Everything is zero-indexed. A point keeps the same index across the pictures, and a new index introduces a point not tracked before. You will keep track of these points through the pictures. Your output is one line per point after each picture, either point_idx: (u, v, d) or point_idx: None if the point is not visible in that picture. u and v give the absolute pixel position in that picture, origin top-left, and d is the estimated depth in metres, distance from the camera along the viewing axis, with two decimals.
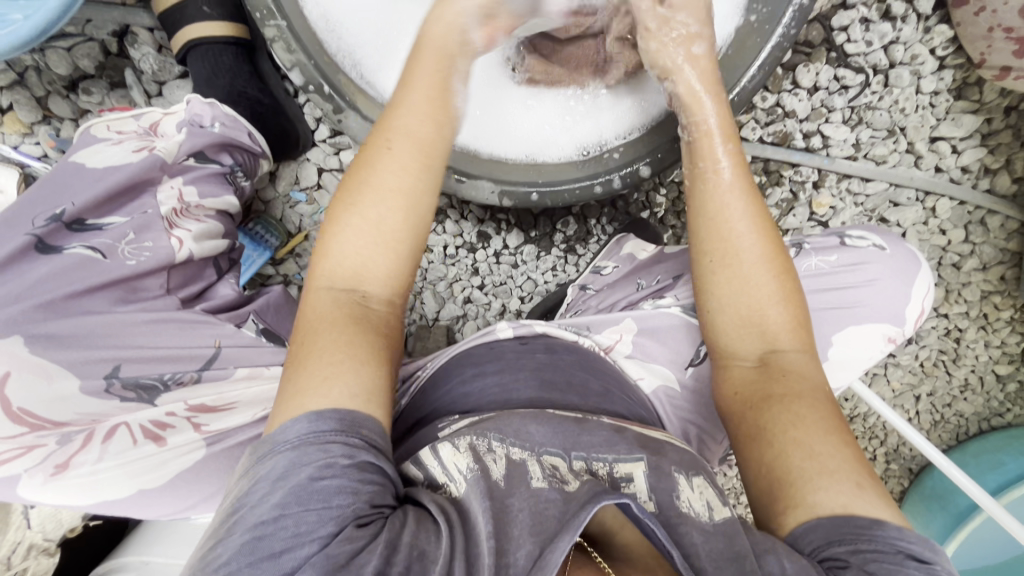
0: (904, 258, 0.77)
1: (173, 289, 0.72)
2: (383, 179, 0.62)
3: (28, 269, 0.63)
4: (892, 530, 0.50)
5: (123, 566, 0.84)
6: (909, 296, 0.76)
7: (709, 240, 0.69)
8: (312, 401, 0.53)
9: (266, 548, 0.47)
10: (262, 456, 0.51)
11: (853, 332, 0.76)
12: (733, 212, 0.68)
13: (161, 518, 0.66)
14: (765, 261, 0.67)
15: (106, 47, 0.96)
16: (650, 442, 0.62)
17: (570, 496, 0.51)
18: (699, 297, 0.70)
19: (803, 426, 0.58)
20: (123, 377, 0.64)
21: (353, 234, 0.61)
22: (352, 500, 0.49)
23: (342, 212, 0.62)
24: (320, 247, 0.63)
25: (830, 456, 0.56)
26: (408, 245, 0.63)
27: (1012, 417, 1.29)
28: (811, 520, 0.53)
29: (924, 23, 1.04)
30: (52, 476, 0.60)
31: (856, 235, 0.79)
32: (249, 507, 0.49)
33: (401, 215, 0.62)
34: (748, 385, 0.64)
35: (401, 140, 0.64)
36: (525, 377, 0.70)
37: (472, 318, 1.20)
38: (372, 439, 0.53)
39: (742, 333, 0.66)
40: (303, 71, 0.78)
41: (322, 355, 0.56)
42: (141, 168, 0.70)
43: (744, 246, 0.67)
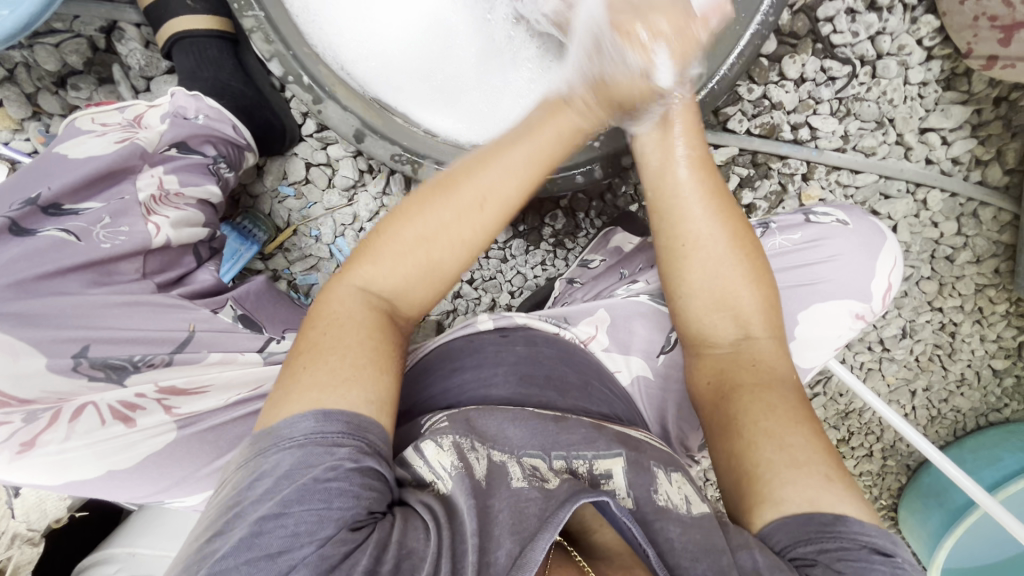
0: (868, 232, 0.77)
1: (150, 274, 0.73)
2: (456, 230, 0.60)
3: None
4: (854, 525, 0.50)
5: (111, 558, 0.85)
6: (874, 270, 0.75)
7: (672, 230, 0.67)
8: (328, 399, 0.52)
9: (264, 547, 0.46)
10: (263, 450, 0.51)
11: (820, 309, 0.75)
12: (686, 201, 0.66)
13: (136, 500, 0.66)
14: (733, 249, 0.65)
15: (94, 44, 0.97)
16: (629, 439, 0.62)
17: (551, 493, 0.52)
18: (671, 287, 0.68)
19: (774, 416, 0.57)
20: (92, 357, 0.63)
21: (408, 256, 0.60)
22: (354, 504, 0.49)
23: (406, 237, 0.60)
24: (370, 246, 0.61)
25: (800, 447, 0.55)
26: (449, 284, 0.64)
27: (1009, 413, 1.29)
28: (777, 519, 0.52)
29: (910, 13, 1.04)
30: (18, 454, 0.59)
31: (821, 213, 0.80)
32: (250, 502, 0.48)
33: (458, 264, 0.62)
34: (719, 374, 0.64)
35: (489, 201, 0.61)
36: (503, 371, 0.69)
37: (461, 313, 1.21)
38: (379, 445, 0.52)
39: (714, 317, 0.66)
40: (282, 62, 0.79)
41: (345, 356, 0.55)
42: (118, 156, 0.71)
43: (705, 232, 0.65)
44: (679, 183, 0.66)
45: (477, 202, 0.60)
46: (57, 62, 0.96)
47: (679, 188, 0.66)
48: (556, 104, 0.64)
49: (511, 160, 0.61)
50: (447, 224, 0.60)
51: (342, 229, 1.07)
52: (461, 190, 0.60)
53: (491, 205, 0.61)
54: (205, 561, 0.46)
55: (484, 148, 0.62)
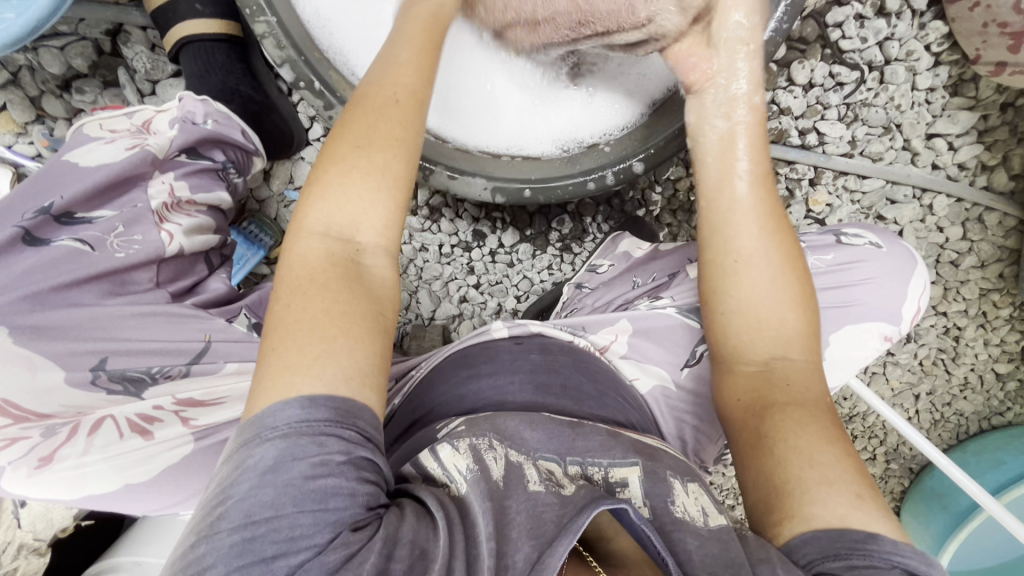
0: (901, 257, 0.77)
1: (162, 283, 0.72)
2: (376, 127, 0.59)
3: (16, 260, 0.62)
4: (887, 544, 0.49)
5: (115, 567, 0.83)
6: (906, 294, 0.75)
7: (723, 246, 0.68)
8: (305, 384, 0.50)
9: (258, 551, 0.44)
10: (246, 442, 0.48)
11: (852, 330, 0.75)
12: (742, 216, 0.67)
13: (149, 514, 0.66)
14: (783, 266, 0.65)
15: (99, 46, 0.96)
16: (646, 448, 0.62)
17: (568, 498, 0.51)
18: (712, 296, 0.68)
19: (808, 435, 0.57)
20: (110, 369, 0.63)
21: (346, 188, 0.57)
22: (350, 501, 0.48)
23: (334, 159, 0.58)
24: (308, 198, 0.58)
25: (831, 466, 0.54)
26: (403, 197, 0.60)
27: (1012, 416, 1.29)
28: (806, 532, 0.52)
29: (919, 19, 1.04)
30: (37, 469, 0.60)
31: (852, 234, 0.80)
32: (232, 501, 0.46)
33: (400, 164, 0.59)
34: (750, 390, 0.63)
35: (395, 89, 0.61)
36: (519, 381, 0.69)
37: (467, 318, 1.19)
38: (367, 432, 0.50)
39: (753, 337, 0.65)
40: (293, 68, 0.78)
41: (313, 328, 0.52)
42: (129, 164, 0.70)
43: (755, 251, 0.66)
44: (737, 200, 0.68)
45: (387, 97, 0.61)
46: (61, 65, 0.95)
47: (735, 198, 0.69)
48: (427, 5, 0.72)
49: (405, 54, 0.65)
50: (365, 126, 0.59)
51: None
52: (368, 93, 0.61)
53: (400, 94, 0.62)
54: (189, 568, 0.44)
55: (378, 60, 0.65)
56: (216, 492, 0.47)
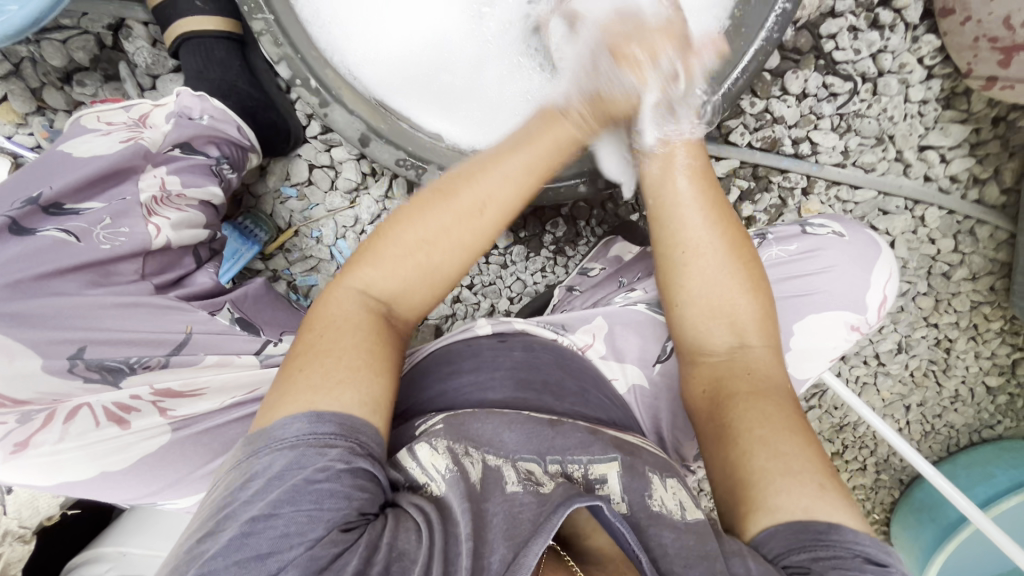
0: (863, 244, 0.77)
1: (149, 275, 0.72)
2: (458, 231, 0.63)
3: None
4: (848, 534, 0.49)
5: (99, 557, 0.84)
6: (869, 282, 0.75)
7: (673, 237, 0.68)
8: (321, 401, 0.52)
9: (254, 547, 0.46)
10: (255, 450, 0.51)
11: (814, 320, 0.76)
12: (686, 209, 0.68)
13: (127, 502, 0.65)
14: (729, 253, 0.67)
15: (100, 40, 0.96)
16: (625, 444, 0.63)
17: (545, 497, 0.52)
18: (668, 294, 0.69)
19: (769, 424, 0.57)
20: (87, 358, 0.63)
21: (406, 263, 0.62)
22: (344, 504, 0.49)
23: (404, 235, 0.62)
24: (370, 252, 0.62)
25: (801, 459, 0.54)
26: (446, 286, 0.65)
27: (1003, 429, 1.30)
28: (772, 526, 0.51)
29: (912, 32, 1.05)
30: (11, 454, 0.59)
31: (818, 224, 0.81)
32: (240, 505, 0.48)
33: (457, 265, 0.64)
34: (713, 381, 0.64)
35: (490, 202, 0.64)
36: (501, 374, 0.69)
37: (460, 317, 1.22)
38: (370, 446, 0.52)
39: (710, 326, 0.66)
40: (290, 65, 0.77)
41: (339, 359, 0.56)
42: (122, 156, 0.71)
43: (702, 239, 0.67)
44: (680, 195, 0.68)
45: (477, 206, 0.63)
46: (63, 58, 0.96)
47: (687, 208, 0.68)
48: (552, 114, 0.70)
49: (507, 166, 0.65)
50: (447, 226, 0.62)
51: (343, 231, 1.08)
52: (462, 191, 0.63)
53: (488, 209, 0.64)
54: (194, 562, 0.46)
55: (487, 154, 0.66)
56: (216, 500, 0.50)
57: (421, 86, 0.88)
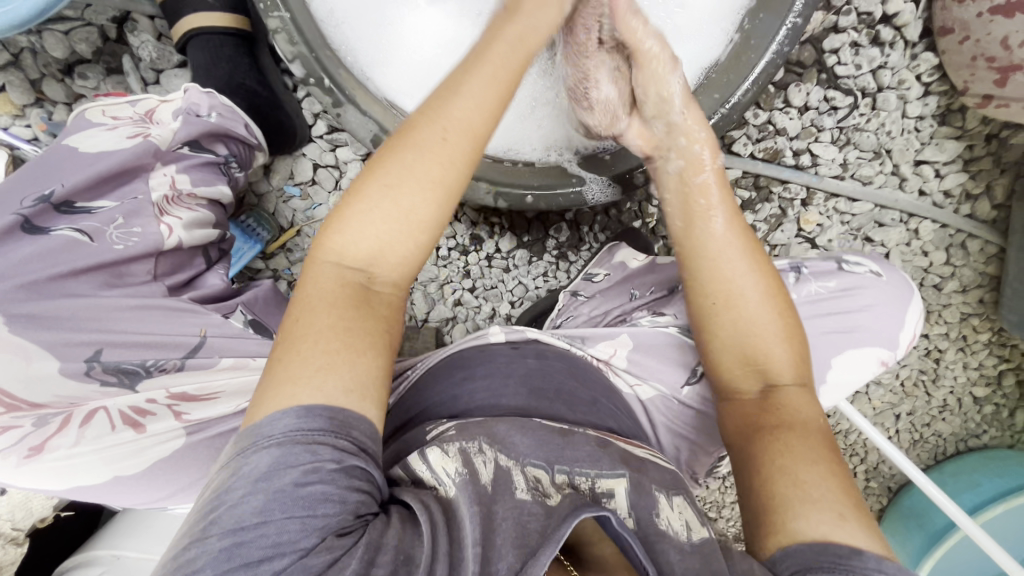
0: (898, 285, 0.79)
1: (161, 276, 0.71)
2: (422, 168, 0.57)
3: (14, 249, 0.62)
4: (871, 562, 0.49)
5: (93, 560, 0.82)
6: (903, 321, 0.77)
7: (708, 283, 0.67)
8: (303, 394, 0.50)
9: (245, 556, 0.44)
10: (243, 449, 0.49)
11: (851, 355, 0.77)
12: (728, 257, 0.67)
13: (137, 506, 0.65)
14: (767, 298, 0.66)
15: (105, 33, 0.95)
16: (632, 459, 0.62)
17: (552, 509, 0.51)
18: (701, 336, 0.69)
19: (791, 455, 0.58)
20: (105, 360, 0.63)
21: (375, 217, 0.56)
22: (339, 509, 0.48)
23: (367, 187, 0.57)
24: (337, 217, 0.58)
25: (831, 492, 0.54)
26: (429, 235, 0.59)
27: (988, 439, 1.33)
28: (789, 547, 0.52)
29: (911, 50, 1.08)
30: (26, 458, 0.59)
31: (853, 261, 0.81)
32: (226, 505, 0.46)
33: (434, 208, 0.58)
34: (747, 417, 0.64)
35: (452, 131, 0.58)
36: (514, 385, 0.69)
37: (461, 321, 1.21)
38: (363, 442, 0.51)
39: (742, 368, 0.66)
40: (304, 64, 0.76)
41: (318, 342, 0.53)
42: (131, 155, 0.69)
43: (738, 288, 0.66)
44: (716, 237, 0.68)
45: (440, 136, 0.58)
46: (65, 50, 0.94)
47: (718, 247, 0.67)
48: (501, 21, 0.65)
49: (472, 90, 0.60)
50: (410, 163, 0.57)
51: None
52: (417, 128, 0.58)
53: (454, 134, 0.58)
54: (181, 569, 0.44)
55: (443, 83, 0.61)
56: (207, 501, 0.48)
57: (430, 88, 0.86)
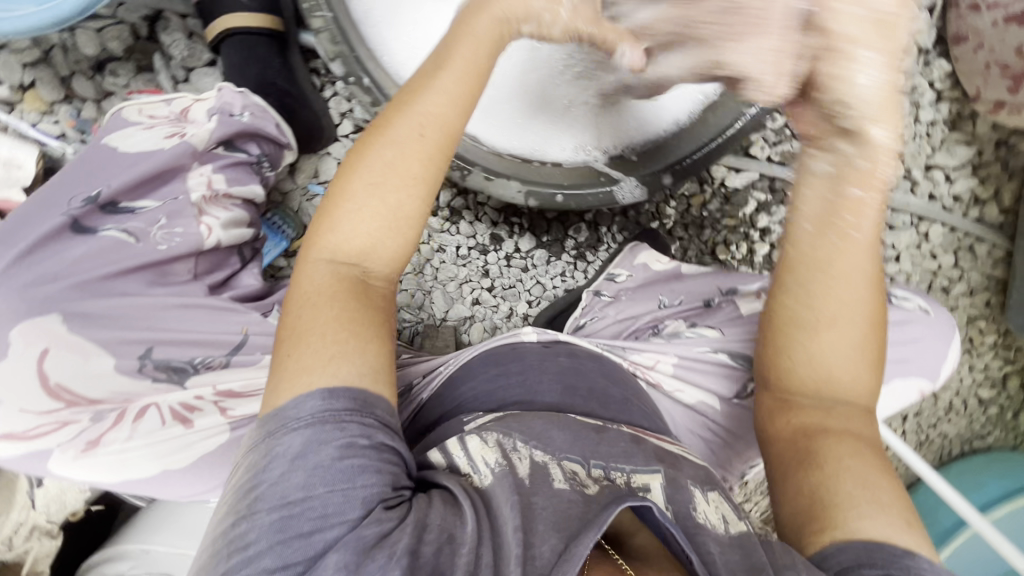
0: (944, 323, 0.81)
1: (201, 275, 0.73)
2: (401, 165, 0.57)
3: (68, 250, 0.64)
4: (924, 563, 0.51)
5: (122, 554, 0.82)
6: (946, 355, 0.80)
7: (814, 300, 0.61)
8: (319, 380, 0.51)
9: (296, 528, 0.45)
10: (272, 432, 0.49)
11: (899, 385, 0.79)
12: (855, 279, 0.60)
13: (183, 500, 0.65)
14: (867, 317, 0.62)
15: (135, 31, 0.96)
16: (666, 454, 0.59)
17: (591, 497, 0.50)
18: (783, 344, 0.65)
19: (857, 459, 0.58)
20: (155, 359, 0.65)
21: (360, 215, 0.57)
22: (377, 479, 0.48)
23: (350, 186, 0.57)
24: (323, 215, 0.58)
25: (884, 492, 0.56)
26: (417, 229, 0.60)
27: (993, 440, 1.35)
28: (842, 542, 0.53)
29: (925, 57, 1.11)
30: (83, 451, 0.60)
31: (902, 295, 0.82)
32: (266, 485, 0.47)
33: (417, 203, 0.58)
34: (805, 420, 0.63)
35: (428, 126, 0.58)
36: (547, 381, 0.70)
37: (479, 320, 1.18)
38: (386, 420, 0.52)
39: (817, 380, 0.63)
40: (345, 62, 0.81)
41: (322, 333, 0.53)
42: (170, 155, 0.71)
43: (849, 306, 0.61)
44: (850, 255, 0.58)
45: (415, 131, 0.57)
46: (96, 47, 0.95)
47: (852, 266, 0.60)
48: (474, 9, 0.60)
49: (444, 80, 0.58)
50: (390, 162, 0.57)
51: None
52: (393, 124, 0.57)
53: (428, 129, 0.58)
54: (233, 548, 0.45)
55: (414, 76, 0.59)
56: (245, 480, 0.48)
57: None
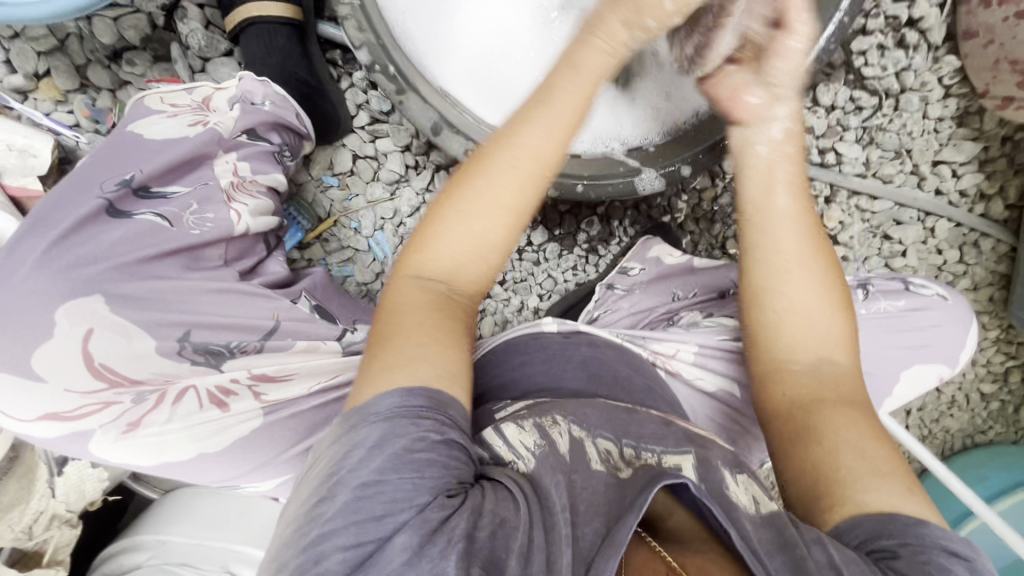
0: (964, 310, 0.82)
1: (230, 261, 0.72)
2: (496, 195, 0.61)
3: (105, 232, 0.64)
4: (937, 530, 0.50)
5: (138, 544, 0.81)
6: (966, 341, 0.81)
7: (767, 249, 0.67)
8: (399, 378, 0.52)
9: (370, 509, 0.46)
10: (353, 425, 0.50)
11: (916, 372, 0.80)
12: (788, 223, 0.67)
13: (216, 484, 0.65)
14: (823, 268, 0.66)
15: (153, 20, 0.96)
16: (697, 438, 0.59)
17: (625, 480, 0.50)
18: (756, 305, 0.67)
19: (855, 430, 0.57)
20: (194, 342, 0.65)
21: (450, 234, 0.61)
22: (444, 473, 0.48)
23: (446, 211, 0.61)
24: (418, 236, 0.62)
25: (879, 458, 0.55)
26: (501, 255, 0.63)
27: (994, 434, 1.35)
28: (855, 517, 0.52)
29: (934, 53, 1.12)
30: (124, 433, 0.61)
31: (919, 283, 0.84)
32: (349, 468, 0.47)
33: (504, 230, 0.62)
34: (798, 391, 0.62)
35: (524, 160, 0.61)
36: (571, 369, 0.70)
37: (490, 313, 1.21)
38: (460, 421, 0.52)
39: (797, 342, 0.65)
40: (371, 51, 0.80)
41: (408, 338, 0.55)
42: (199, 142, 0.71)
43: (796, 254, 0.66)
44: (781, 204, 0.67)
45: (512, 165, 0.61)
46: (112, 35, 0.94)
47: (778, 204, 0.68)
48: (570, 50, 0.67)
49: (541, 117, 0.63)
50: (487, 192, 0.61)
51: (382, 222, 1.07)
52: (493, 157, 0.62)
53: (524, 163, 0.61)
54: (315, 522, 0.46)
55: (515, 113, 0.64)
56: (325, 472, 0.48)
57: (481, 80, 0.88)
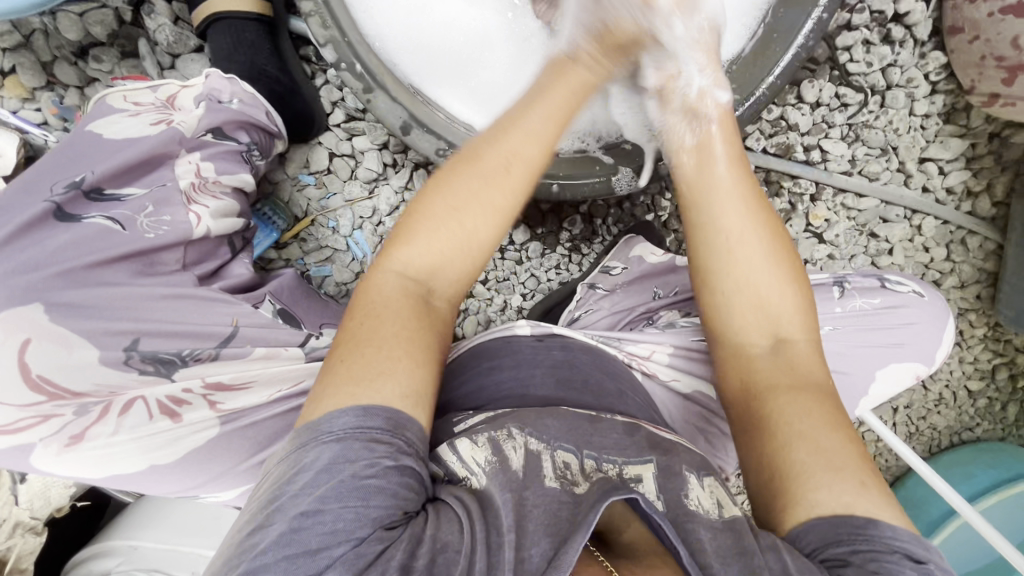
0: (939, 307, 0.82)
1: (189, 265, 0.72)
2: (486, 194, 0.62)
3: (41, 240, 0.63)
4: (887, 530, 0.48)
5: (108, 550, 0.80)
6: (941, 339, 0.80)
7: (707, 223, 0.68)
8: (363, 395, 0.51)
9: (303, 544, 0.44)
10: (305, 443, 0.49)
11: (895, 369, 0.79)
12: (725, 197, 0.68)
13: (171, 495, 0.64)
14: (760, 228, 0.67)
15: (120, 16, 0.93)
16: (660, 441, 0.59)
17: (581, 497, 0.49)
18: (706, 282, 0.68)
19: (809, 422, 0.56)
20: (142, 350, 0.64)
21: (437, 234, 0.61)
22: (392, 502, 0.47)
23: (433, 207, 0.61)
24: (403, 231, 0.61)
25: (834, 450, 0.53)
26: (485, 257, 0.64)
27: (981, 432, 1.34)
28: (809, 521, 0.50)
29: (920, 48, 1.11)
30: (66, 446, 0.59)
31: (895, 280, 0.83)
32: (290, 494, 0.46)
33: (492, 231, 0.63)
34: (757, 375, 0.63)
35: (516, 163, 0.63)
36: (539, 375, 0.69)
37: (472, 314, 1.19)
38: (416, 444, 0.50)
39: (748, 318, 0.65)
40: (335, 48, 0.77)
41: (380, 348, 0.54)
42: (158, 142, 0.70)
43: (731, 218, 0.67)
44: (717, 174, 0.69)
45: (502, 164, 0.63)
46: (79, 32, 0.92)
47: (714, 176, 0.69)
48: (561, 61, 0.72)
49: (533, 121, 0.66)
50: (476, 189, 0.62)
51: (360, 221, 1.05)
52: (486, 155, 0.63)
53: (515, 165, 0.63)
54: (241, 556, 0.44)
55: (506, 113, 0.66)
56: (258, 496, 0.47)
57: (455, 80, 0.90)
